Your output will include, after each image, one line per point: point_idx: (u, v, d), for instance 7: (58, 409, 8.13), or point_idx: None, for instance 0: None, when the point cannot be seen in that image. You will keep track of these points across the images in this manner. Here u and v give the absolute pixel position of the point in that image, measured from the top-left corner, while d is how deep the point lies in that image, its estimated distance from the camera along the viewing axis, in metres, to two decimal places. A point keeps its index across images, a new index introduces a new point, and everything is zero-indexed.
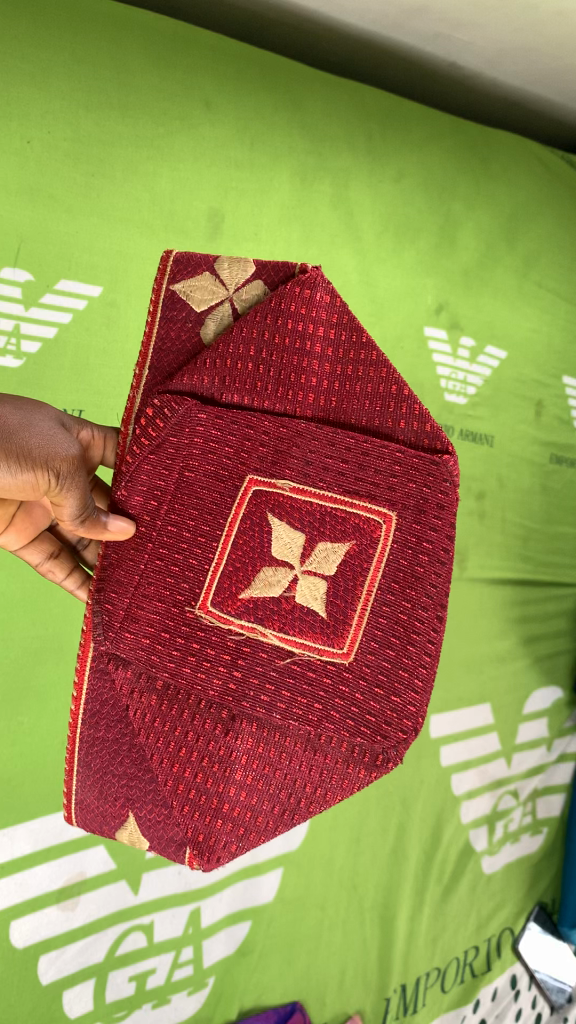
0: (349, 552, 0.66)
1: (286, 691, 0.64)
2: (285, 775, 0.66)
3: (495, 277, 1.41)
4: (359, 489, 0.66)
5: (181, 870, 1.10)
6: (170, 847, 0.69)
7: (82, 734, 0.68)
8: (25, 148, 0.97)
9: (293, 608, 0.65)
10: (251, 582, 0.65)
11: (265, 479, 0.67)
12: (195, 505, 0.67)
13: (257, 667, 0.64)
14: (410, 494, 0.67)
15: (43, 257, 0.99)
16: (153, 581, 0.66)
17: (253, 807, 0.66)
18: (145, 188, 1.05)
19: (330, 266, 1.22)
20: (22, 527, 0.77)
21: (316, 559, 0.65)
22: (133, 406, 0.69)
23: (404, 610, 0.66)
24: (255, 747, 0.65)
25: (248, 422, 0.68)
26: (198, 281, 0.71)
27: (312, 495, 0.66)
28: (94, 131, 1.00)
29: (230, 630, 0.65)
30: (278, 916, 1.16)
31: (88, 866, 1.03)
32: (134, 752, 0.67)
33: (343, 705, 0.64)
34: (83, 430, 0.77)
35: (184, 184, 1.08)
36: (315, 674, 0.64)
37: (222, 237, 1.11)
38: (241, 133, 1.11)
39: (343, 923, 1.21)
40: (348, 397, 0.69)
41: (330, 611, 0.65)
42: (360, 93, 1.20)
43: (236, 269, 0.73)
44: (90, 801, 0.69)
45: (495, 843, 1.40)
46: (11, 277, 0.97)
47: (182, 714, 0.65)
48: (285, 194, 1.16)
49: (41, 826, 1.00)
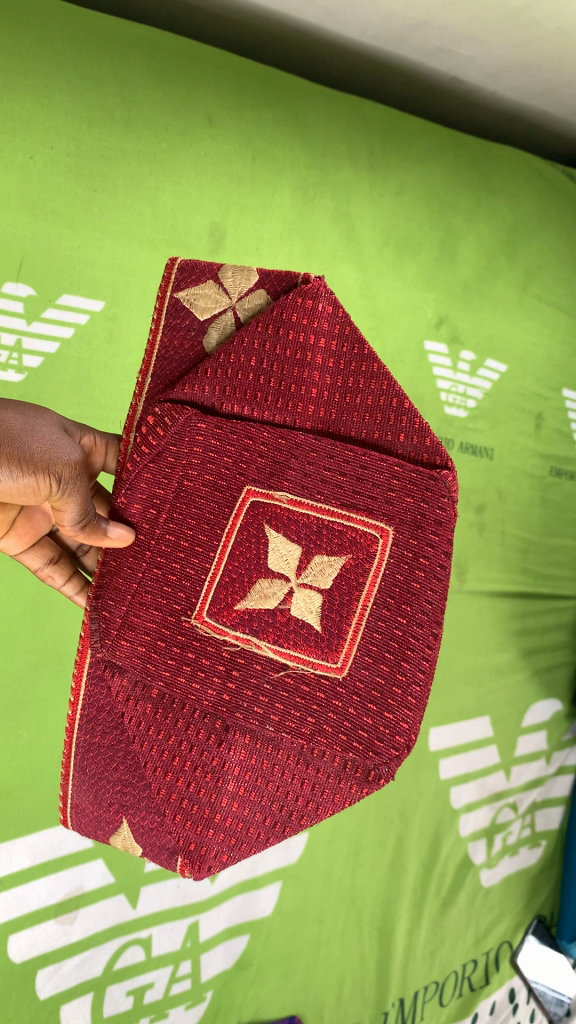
0: (345, 566, 0.66)
1: (279, 705, 0.64)
2: (278, 788, 0.66)
3: (495, 291, 1.41)
4: (356, 504, 0.67)
5: (179, 883, 1.11)
6: (163, 855, 0.69)
7: (79, 740, 0.68)
8: (29, 163, 0.97)
9: (288, 620, 0.65)
10: (247, 595, 0.66)
11: (263, 491, 0.67)
12: (192, 516, 0.68)
13: (250, 681, 0.65)
14: (408, 509, 0.67)
15: (46, 272, 0.99)
16: (150, 590, 0.67)
17: (245, 819, 0.66)
18: (147, 202, 1.05)
19: (331, 280, 1.23)
20: (22, 531, 0.77)
21: (312, 572, 0.66)
22: (135, 413, 0.69)
23: (400, 626, 0.66)
24: (249, 758, 0.65)
25: (249, 433, 0.68)
26: (201, 290, 0.71)
27: (310, 509, 0.67)
28: (97, 147, 1.01)
29: (225, 641, 0.65)
30: (277, 929, 1.16)
31: (87, 879, 1.03)
32: (129, 759, 0.67)
33: (335, 719, 0.65)
34: (86, 438, 0.77)
35: (186, 198, 1.08)
36: (309, 689, 0.65)
37: (224, 251, 1.12)
38: (244, 148, 1.11)
39: (341, 937, 1.20)
40: (348, 411, 0.69)
41: (325, 626, 0.65)
42: (362, 108, 1.21)
43: (239, 278, 0.72)
44: (86, 805, 0.70)
45: (493, 857, 1.39)
46: (14, 292, 0.98)
47: (177, 723, 0.65)
48: (287, 209, 1.17)
49: (40, 839, 1.00)
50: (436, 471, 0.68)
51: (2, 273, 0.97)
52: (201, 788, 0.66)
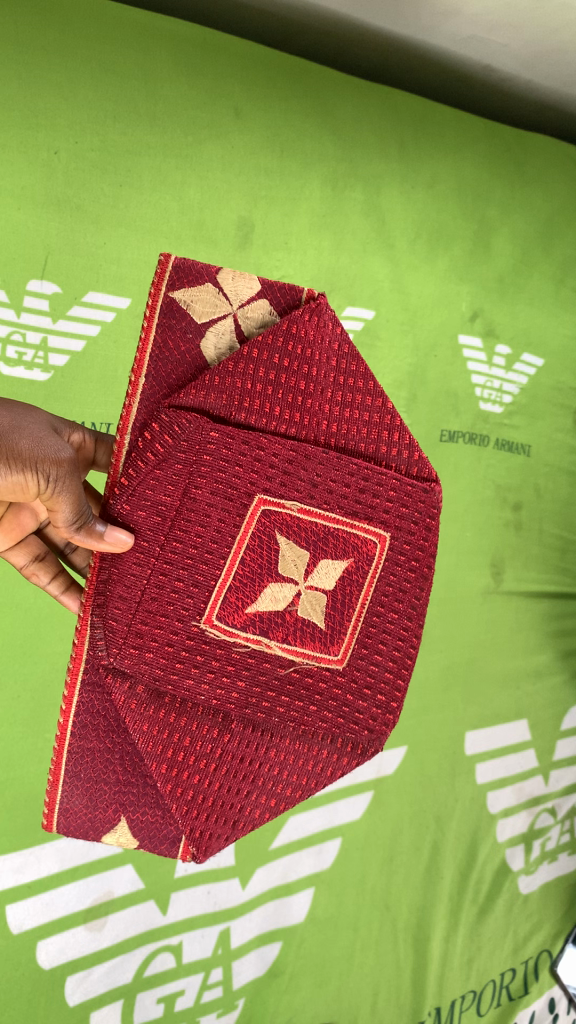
0: (347, 568, 0.66)
1: (285, 699, 0.66)
2: (278, 774, 0.67)
3: (531, 284, 1.36)
4: (358, 511, 0.67)
5: (210, 890, 1.09)
6: (163, 846, 0.70)
7: (71, 744, 0.66)
8: (52, 159, 0.94)
9: (296, 620, 0.65)
10: (258, 597, 0.64)
11: (274, 500, 0.65)
12: (201, 522, 0.64)
13: (260, 678, 0.65)
14: (403, 515, 0.68)
15: (71, 269, 0.96)
16: (156, 596, 0.64)
17: (245, 804, 0.67)
18: (173, 197, 1.03)
19: (362, 274, 1.20)
20: (9, 529, 0.76)
21: (317, 575, 0.65)
22: (130, 415, 0.64)
23: (391, 622, 0.69)
24: (250, 752, 0.66)
25: (257, 444, 0.64)
26: (199, 293, 0.67)
27: (316, 517, 0.66)
28: (122, 141, 0.98)
29: (236, 643, 0.64)
30: (309, 937, 1.14)
31: (116, 885, 1.02)
32: (127, 759, 0.68)
33: (336, 705, 0.67)
34: (74, 435, 0.75)
35: (213, 192, 1.06)
36: (313, 681, 0.66)
37: (252, 246, 1.10)
38: (272, 141, 1.09)
39: (376, 944, 1.18)
40: (349, 419, 0.68)
41: (329, 622, 0.66)
42: (393, 98, 1.18)
43: (240, 283, 0.69)
44: (77, 808, 0.68)
45: (532, 863, 1.35)
46: (39, 290, 0.95)
47: (177, 721, 0.65)
48: (316, 202, 1.15)
49: (68, 844, 0.98)
50: (426, 485, 0.69)
51: (26, 271, 0.94)
52: (203, 779, 0.66)
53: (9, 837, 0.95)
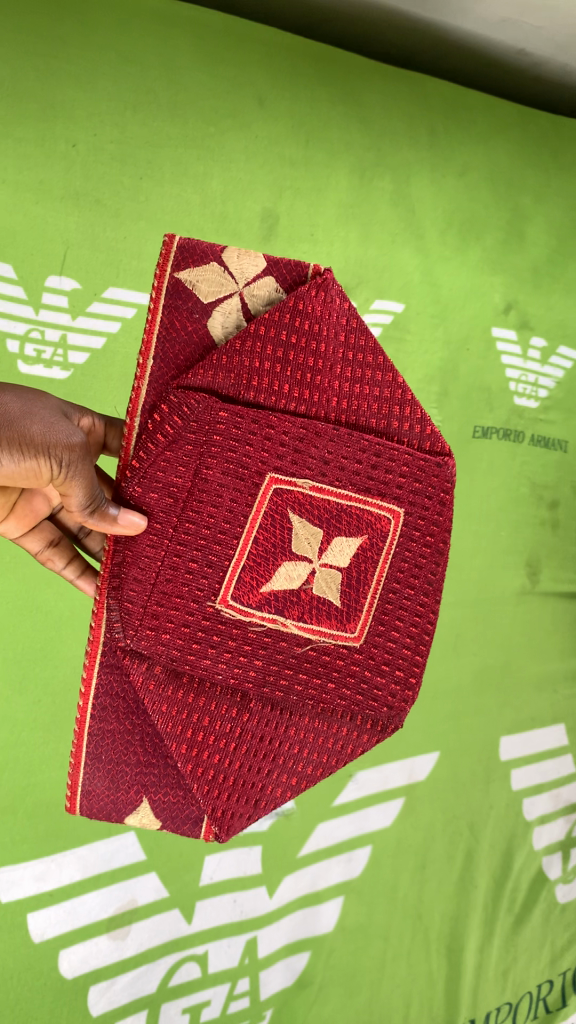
0: (361, 546, 0.65)
1: (302, 675, 0.65)
2: (297, 750, 0.66)
3: (568, 272, 1.29)
4: (371, 487, 0.65)
5: (236, 898, 1.06)
6: (185, 825, 0.68)
7: (91, 726, 0.65)
8: (71, 152, 0.92)
9: (311, 598, 0.64)
10: (273, 576, 0.63)
11: (286, 478, 0.63)
12: (213, 501, 0.63)
13: (276, 656, 0.64)
14: (417, 490, 0.67)
15: (90, 263, 0.93)
16: (171, 577, 0.63)
17: (267, 782, 0.66)
18: (195, 189, 1.00)
19: (391, 266, 1.16)
20: (22, 516, 0.73)
21: (332, 552, 0.64)
22: (139, 397, 0.63)
23: (407, 597, 0.67)
24: (268, 730, 0.65)
25: (267, 422, 0.63)
26: (204, 272, 0.66)
27: (329, 494, 0.64)
28: (142, 134, 0.96)
29: (252, 622, 0.63)
30: (340, 947, 1.09)
31: (140, 893, 0.99)
32: (147, 740, 0.66)
33: (354, 681, 0.66)
34: (84, 421, 0.74)
35: (237, 184, 1.03)
36: (329, 658, 0.65)
37: (277, 238, 1.06)
38: (297, 130, 1.07)
39: (408, 953, 1.13)
40: (359, 394, 0.66)
41: (344, 600, 0.65)
42: (423, 84, 1.16)
43: (246, 261, 0.67)
44: (99, 790, 0.66)
45: (570, 872, 1.27)
46: (58, 286, 0.92)
47: (197, 701, 0.64)
48: (343, 192, 1.11)
49: (90, 852, 0.97)
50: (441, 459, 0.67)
51: (45, 266, 0.91)
52: (224, 757, 0.65)
53: (32, 844, 0.93)
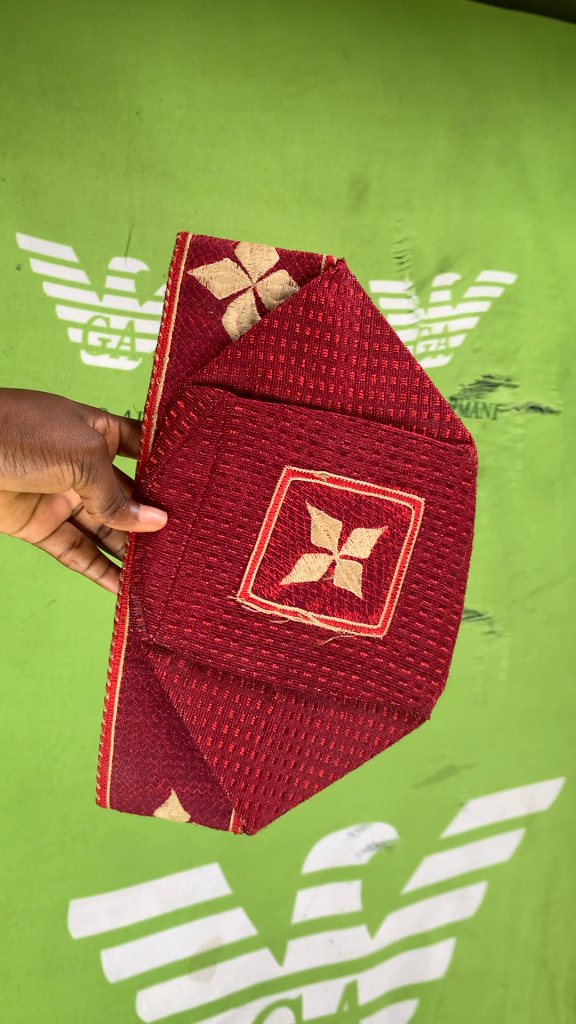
0: (382, 535, 0.58)
1: (324, 668, 0.58)
2: (321, 746, 0.58)
3: None
4: (390, 475, 0.58)
5: (333, 938, 0.93)
6: (214, 819, 0.61)
7: (118, 723, 0.59)
8: (134, 120, 0.84)
9: (332, 591, 0.57)
10: (292, 568, 0.57)
11: (303, 470, 0.57)
12: (230, 495, 0.57)
13: (297, 650, 0.57)
14: (440, 477, 0.59)
15: (159, 243, 0.84)
16: (191, 570, 0.57)
17: (291, 778, 0.59)
18: (274, 155, 0.90)
19: (499, 231, 1.02)
20: (43, 520, 0.67)
21: (351, 545, 0.57)
22: (156, 395, 0.58)
23: (431, 590, 0.59)
24: (291, 726, 0.58)
25: (282, 414, 0.57)
26: (217, 268, 0.61)
27: (347, 483, 0.57)
28: (213, 96, 0.88)
29: (272, 616, 0.57)
30: (451, 995, 0.95)
31: (226, 931, 0.89)
32: (174, 735, 0.60)
33: (377, 675, 0.58)
34: (100, 421, 0.66)
35: (321, 148, 0.93)
36: (352, 653, 0.58)
37: (367, 207, 0.96)
38: (388, 84, 0.97)
39: (531, 1005, 0.97)
40: (376, 382, 0.59)
41: (367, 592, 0.58)
42: (532, 29, 1.04)
43: (258, 256, 0.61)
44: (129, 784, 0.60)
45: None
46: (123, 268, 0.83)
47: (222, 695, 0.58)
48: (442, 152, 1.00)
49: (169, 886, 0.88)
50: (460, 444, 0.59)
51: (108, 247, 0.83)
52: (249, 750, 0.58)
53: (105, 875, 0.85)
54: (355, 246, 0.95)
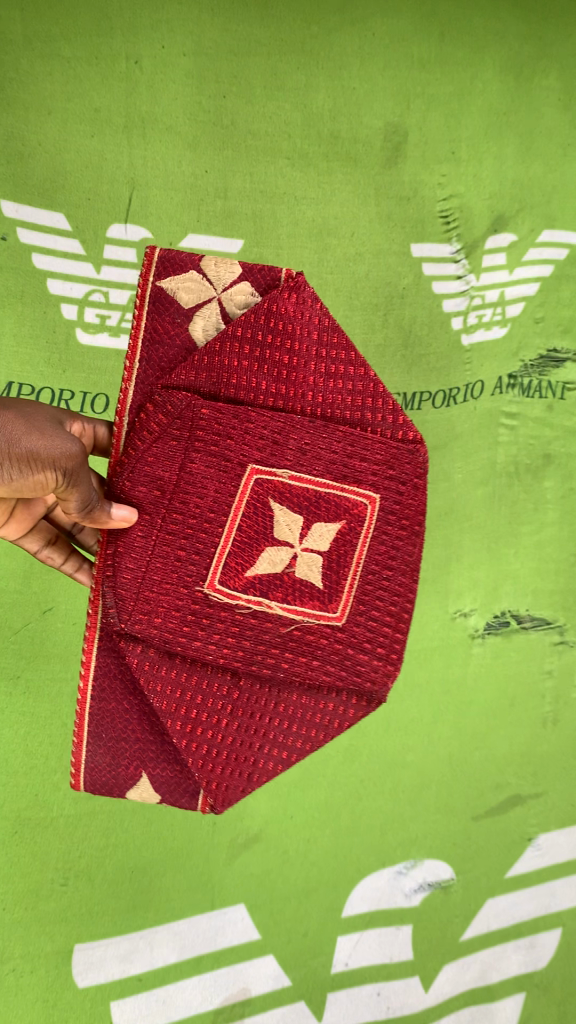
0: (341, 529, 0.54)
1: (287, 657, 0.53)
2: (286, 731, 0.53)
3: None
4: (348, 468, 0.54)
5: (380, 991, 0.79)
6: (183, 800, 0.56)
7: (92, 707, 0.55)
8: (133, 71, 0.75)
9: (293, 582, 0.53)
10: (256, 561, 0.53)
11: (265, 466, 0.53)
12: (196, 493, 0.53)
13: (262, 639, 0.53)
14: (397, 472, 0.54)
15: (164, 207, 0.77)
16: (160, 564, 0.53)
17: (255, 763, 0.53)
18: (295, 105, 0.80)
19: (563, 185, 0.88)
20: (19, 520, 0.60)
21: (312, 539, 0.53)
22: (127, 399, 0.53)
23: (386, 579, 0.54)
24: (256, 713, 0.53)
25: (246, 414, 0.53)
26: (183, 278, 0.55)
27: (307, 480, 0.54)
28: (223, 40, 0.77)
29: (238, 605, 0.52)
30: None
31: (254, 982, 0.77)
32: (146, 719, 0.55)
33: (337, 665, 0.53)
34: (74, 425, 0.61)
35: (350, 95, 0.82)
36: (314, 643, 0.53)
37: (406, 161, 0.84)
38: (427, 20, 0.83)
39: None
40: (335, 377, 0.55)
41: (326, 583, 0.53)
42: None
43: (222, 268, 0.56)
44: (103, 766, 0.55)
45: None
46: (122, 237, 0.76)
47: (190, 679, 0.53)
48: (493, 96, 0.86)
49: (190, 928, 0.77)
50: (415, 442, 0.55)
51: (107, 214, 0.75)
52: (215, 734, 0.53)
53: (113, 917, 0.75)
54: (392, 206, 0.84)
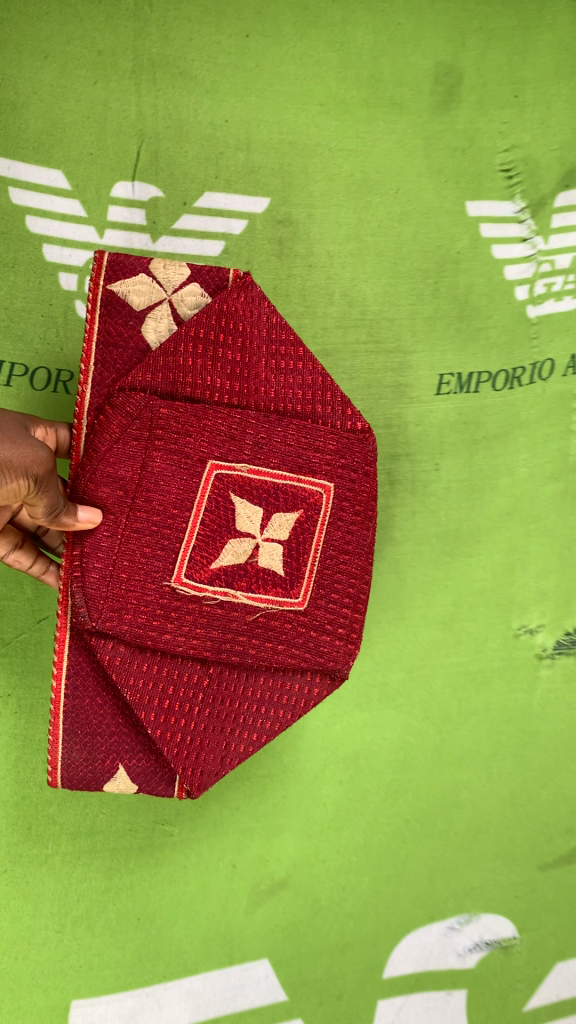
0: (300, 518, 0.53)
1: (253, 647, 0.53)
2: (254, 715, 0.53)
3: None
4: (303, 457, 0.54)
5: None
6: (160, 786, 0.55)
7: (66, 707, 0.53)
8: (142, 7, 0.68)
9: (259, 571, 0.52)
10: (221, 552, 0.52)
11: (225, 462, 0.52)
12: (160, 489, 0.52)
13: (229, 630, 0.52)
14: (347, 459, 0.55)
15: (178, 162, 0.68)
16: (126, 562, 0.51)
17: (225, 749, 0.53)
18: (330, 44, 0.71)
19: None
20: None
21: (271, 529, 0.53)
22: (84, 403, 0.53)
23: (344, 564, 0.55)
24: (222, 700, 0.53)
25: (203, 412, 0.53)
26: (134, 279, 0.55)
27: (265, 472, 0.53)
28: None
29: (206, 597, 0.51)
30: None
31: None
32: (118, 713, 0.54)
33: (298, 650, 0.54)
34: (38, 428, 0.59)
35: (394, 32, 0.72)
36: (277, 630, 0.53)
37: (461, 106, 0.73)
38: None
39: None
40: (284, 375, 0.56)
41: (287, 570, 0.53)
42: None
43: (171, 270, 0.56)
44: (81, 761, 0.54)
45: None
46: (129, 197, 0.68)
47: (161, 670, 0.52)
48: (564, 31, 0.74)
49: (205, 986, 0.67)
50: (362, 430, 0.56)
51: (112, 171, 0.68)
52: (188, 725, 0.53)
53: (115, 971, 0.66)
54: (445, 158, 0.73)
